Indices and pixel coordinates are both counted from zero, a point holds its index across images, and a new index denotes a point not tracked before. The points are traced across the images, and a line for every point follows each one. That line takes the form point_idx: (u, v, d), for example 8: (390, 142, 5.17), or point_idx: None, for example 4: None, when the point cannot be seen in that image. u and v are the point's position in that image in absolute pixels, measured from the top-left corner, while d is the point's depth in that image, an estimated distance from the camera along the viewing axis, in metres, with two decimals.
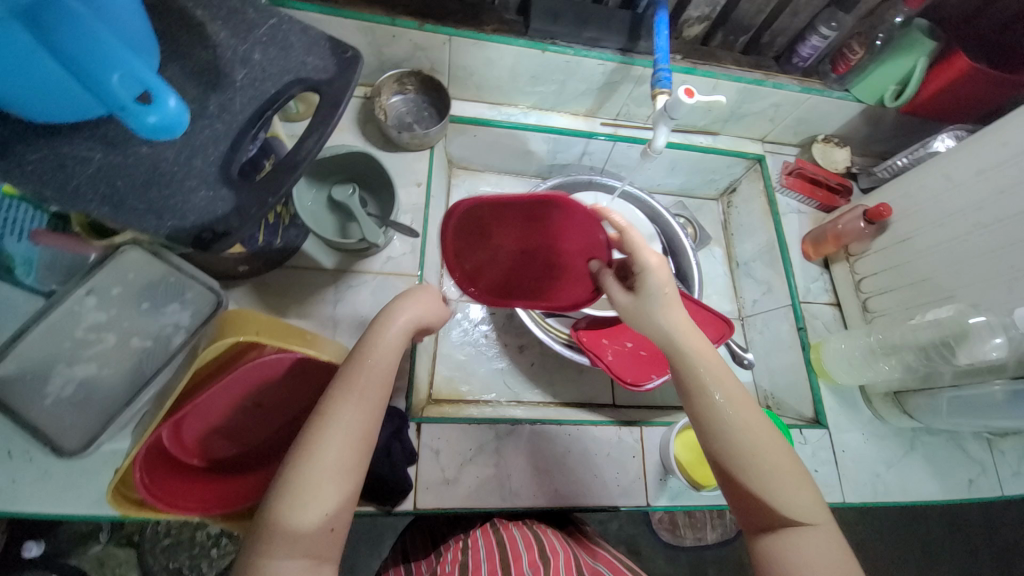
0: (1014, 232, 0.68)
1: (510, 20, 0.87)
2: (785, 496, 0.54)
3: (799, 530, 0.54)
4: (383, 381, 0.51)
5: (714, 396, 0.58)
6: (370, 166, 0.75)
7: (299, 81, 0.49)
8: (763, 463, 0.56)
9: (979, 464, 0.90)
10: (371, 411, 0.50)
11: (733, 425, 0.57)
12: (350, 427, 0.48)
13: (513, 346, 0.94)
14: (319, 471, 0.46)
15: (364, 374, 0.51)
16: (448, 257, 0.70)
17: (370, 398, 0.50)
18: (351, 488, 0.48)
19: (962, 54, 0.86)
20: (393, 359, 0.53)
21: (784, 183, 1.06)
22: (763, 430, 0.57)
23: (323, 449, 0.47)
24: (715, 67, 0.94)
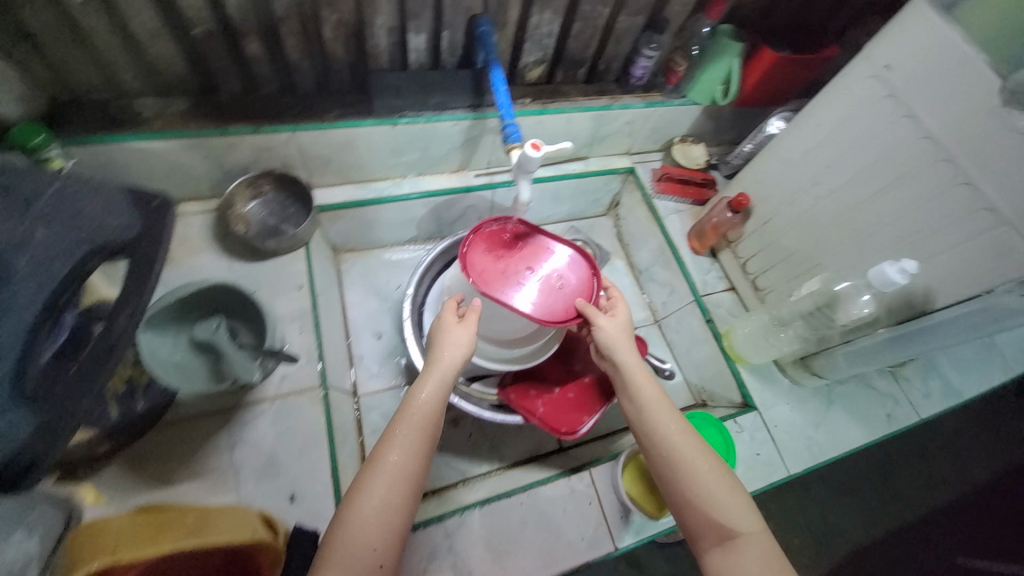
0: (847, 200, 0.76)
1: (353, 100, 0.85)
2: (720, 502, 0.59)
3: (737, 539, 0.57)
4: (427, 427, 0.60)
5: (651, 410, 0.65)
6: (233, 295, 0.68)
7: (99, 250, 0.45)
8: (697, 475, 0.60)
9: (891, 397, 0.99)
10: (413, 454, 0.58)
11: (671, 440, 0.63)
12: (397, 471, 0.56)
13: (447, 422, 0.90)
14: (371, 513, 0.54)
15: (411, 420, 0.60)
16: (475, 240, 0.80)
17: (414, 440, 0.59)
18: (397, 526, 0.55)
19: (767, 48, 0.96)
20: (436, 405, 0.62)
21: (657, 189, 1.13)
22: (697, 444, 0.63)
23: (372, 494, 0.55)
24: (564, 103, 0.98)
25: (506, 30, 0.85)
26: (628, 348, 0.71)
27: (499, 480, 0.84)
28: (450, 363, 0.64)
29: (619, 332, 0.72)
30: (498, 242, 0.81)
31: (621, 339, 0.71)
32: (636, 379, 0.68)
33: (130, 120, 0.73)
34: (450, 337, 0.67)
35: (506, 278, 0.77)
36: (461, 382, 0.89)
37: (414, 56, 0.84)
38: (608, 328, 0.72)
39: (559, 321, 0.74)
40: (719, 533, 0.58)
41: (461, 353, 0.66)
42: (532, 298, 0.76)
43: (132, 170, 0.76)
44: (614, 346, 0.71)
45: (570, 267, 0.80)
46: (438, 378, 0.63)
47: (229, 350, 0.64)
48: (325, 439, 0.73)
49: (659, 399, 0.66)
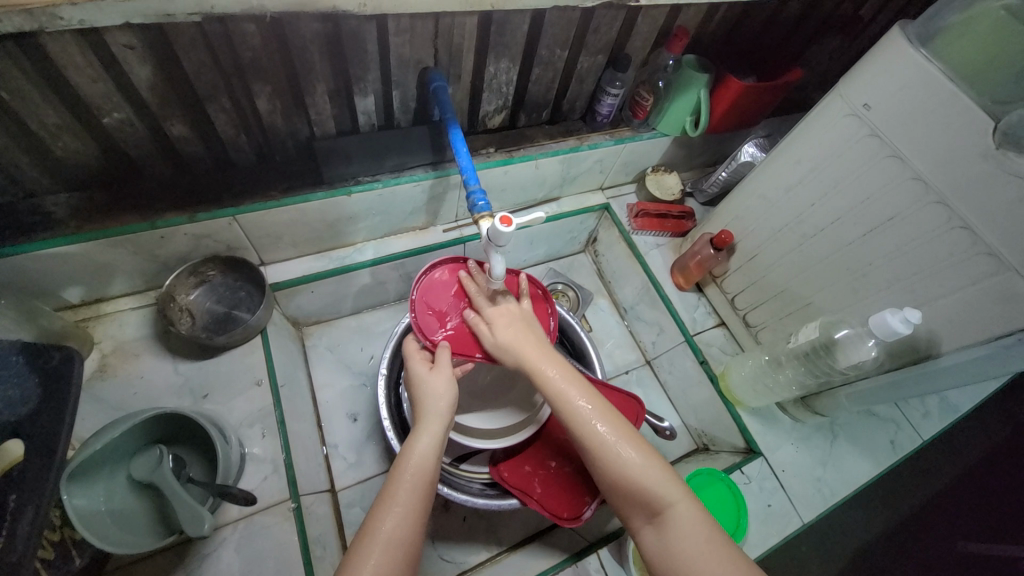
0: (836, 240, 0.73)
1: (301, 170, 0.77)
2: (645, 476, 0.55)
3: (669, 511, 0.53)
4: (423, 491, 0.55)
5: (563, 390, 0.60)
6: (184, 420, 0.60)
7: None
8: (616, 457, 0.55)
9: (893, 422, 0.96)
10: (410, 521, 0.53)
11: (585, 423, 0.57)
12: (391, 536, 0.51)
13: (438, 507, 0.83)
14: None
15: (404, 485, 0.55)
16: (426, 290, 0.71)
17: (412, 507, 0.53)
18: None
19: (733, 77, 0.93)
20: (431, 469, 0.57)
21: (635, 225, 1.08)
22: (609, 417, 0.59)
23: (365, 564, 0.49)
24: (530, 148, 0.93)
25: (462, 80, 0.79)
26: (525, 336, 0.64)
27: (497, 569, 0.77)
28: (439, 414, 0.61)
29: (513, 324, 0.65)
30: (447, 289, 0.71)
31: (516, 329, 0.65)
32: (537, 364, 0.61)
33: (41, 222, 0.64)
34: (433, 392, 0.62)
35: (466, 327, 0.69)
36: (448, 464, 0.81)
37: (364, 118, 0.77)
38: (502, 329, 0.65)
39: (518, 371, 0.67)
40: (650, 509, 0.54)
41: (444, 405, 0.61)
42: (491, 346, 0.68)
43: (48, 276, 0.66)
44: (512, 339, 0.64)
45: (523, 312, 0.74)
46: (432, 438, 0.59)
47: (171, 489, 0.53)
48: (299, 564, 0.63)
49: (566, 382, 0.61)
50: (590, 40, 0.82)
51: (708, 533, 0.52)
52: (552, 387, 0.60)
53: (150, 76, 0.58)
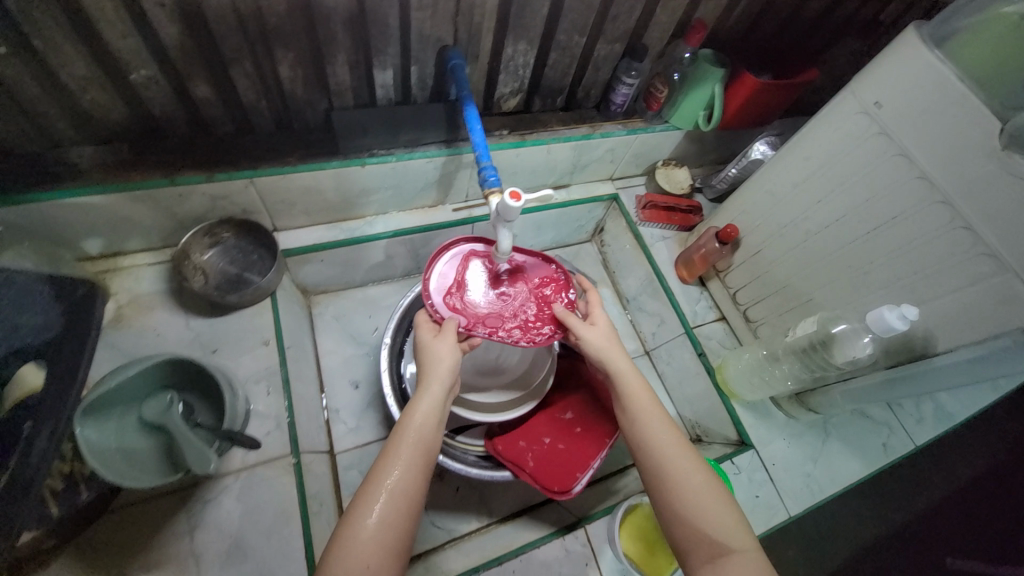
0: (839, 237, 0.74)
1: (317, 140, 0.79)
2: (712, 514, 0.54)
3: (731, 555, 0.52)
4: (424, 448, 0.57)
5: (654, 416, 0.62)
6: (193, 369, 0.63)
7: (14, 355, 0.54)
8: (688, 487, 0.56)
9: (886, 425, 0.96)
10: (412, 475, 0.54)
11: (665, 450, 0.59)
12: (398, 490, 0.53)
13: (432, 476, 0.85)
14: (366, 538, 0.49)
15: (407, 440, 0.56)
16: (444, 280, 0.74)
17: (413, 458, 0.55)
18: (405, 539, 0.52)
19: (748, 74, 0.93)
20: (431, 427, 0.58)
21: (642, 217, 1.09)
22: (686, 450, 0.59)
23: (369, 513, 0.51)
24: (543, 133, 0.94)
25: (480, 60, 0.81)
26: (616, 354, 0.67)
27: (487, 538, 0.79)
28: (443, 374, 0.62)
29: (607, 341, 0.69)
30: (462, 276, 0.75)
31: (610, 348, 0.68)
32: (632, 383, 0.65)
33: (66, 173, 0.66)
34: (434, 351, 0.64)
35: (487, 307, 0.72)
36: (445, 435, 0.83)
37: (382, 91, 0.79)
38: (594, 340, 0.68)
39: (546, 338, 0.70)
40: (711, 548, 0.53)
41: (444, 363, 0.63)
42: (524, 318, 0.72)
43: (70, 226, 0.69)
44: (604, 355, 0.67)
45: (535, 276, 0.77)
46: (430, 396, 0.60)
47: (179, 429, 0.56)
48: (297, 517, 0.66)
49: (653, 410, 0.63)
50: (608, 27, 0.83)
51: None
52: (636, 411, 0.62)
53: (178, 35, 0.60)
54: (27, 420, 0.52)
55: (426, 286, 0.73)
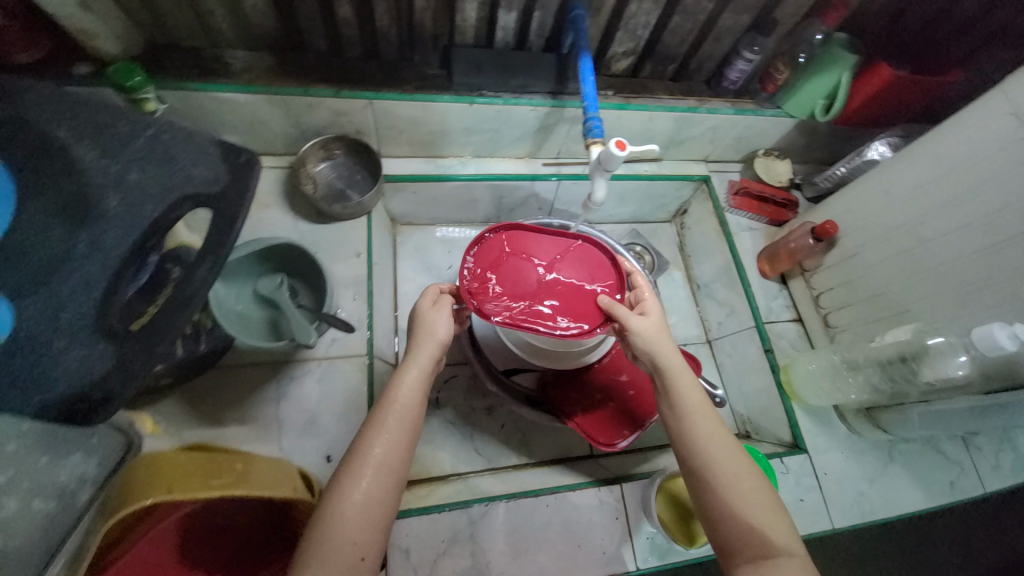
0: (955, 248, 0.69)
1: (434, 74, 0.83)
2: (758, 517, 0.52)
3: (777, 559, 0.50)
4: (411, 418, 0.54)
5: (702, 418, 0.57)
6: (301, 258, 0.71)
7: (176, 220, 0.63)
8: (737, 489, 0.54)
9: (958, 464, 0.90)
10: (398, 445, 0.52)
11: (712, 453, 0.56)
12: (381, 460, 0.50)
13: (481, 409, 0.90)
14: (352, 508, 0.48)
15: (394, 412, 0.53)
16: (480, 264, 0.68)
17: (399, 429, 0.52)
18: (387, 515, 0.49)
19: (884, 63, 0.87)
20: (419, 398, 0.55)
21: (731, 203, 1.06)
22: (735, 449, 0.56)
23: (355, 487, 0.48)
24: (648, 99, 0.93)
25: (601, 15, 0.81)
26: (668, 344, 0.61)
27: (524, 474, 0.83)
28: (432, 352, 0.58)
29: (657, 331, 0.62)
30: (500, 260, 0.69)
31: (661, 338, 0.61)
32: (682, 379, 0.59)
33: (221, 70, 0.74)
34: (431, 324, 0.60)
35: (524, 295, 0.66)
36: (500, 372, 0.87)
37: (502, 33, 0.81)
38: (643, 330, 0.61)
39: (589, 333, 0.63)
40: (755, 549, 0.51)
41: (440, 337, 0.59)
42: (564, 308, 0.65)
43: (216, 119, 0.77)
44: (655, 341, 0.61)
45: (582, 261, 0.70)
46: (420, 368, 0.56)
47: (287, 306, 0.63)
48: (365, 410, 0.73)
49: (704, 408, 0.58)
50: None
51: None
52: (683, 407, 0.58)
53: None
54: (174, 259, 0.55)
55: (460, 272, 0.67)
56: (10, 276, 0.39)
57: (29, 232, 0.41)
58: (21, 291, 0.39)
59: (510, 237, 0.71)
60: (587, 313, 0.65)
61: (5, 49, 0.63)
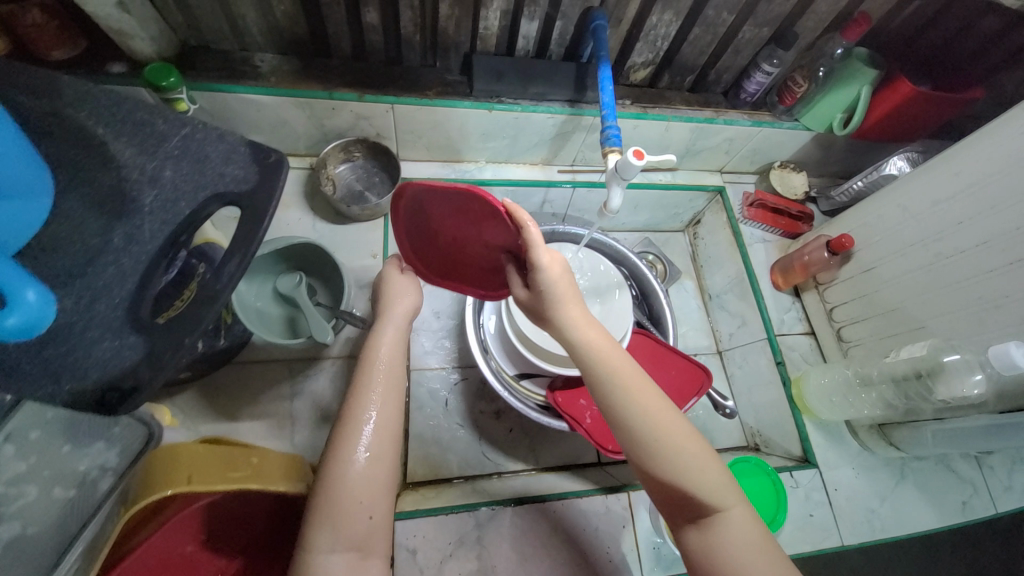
0: (974, 265, 0.69)
1: (454, 81, 0.85)
2: (701, 481, 0.51)
3: (716, 516, 0.51)
4: (395, 379, 0.57)
5: (627, 395, 0.54)
6: (319, 257, 0.73)
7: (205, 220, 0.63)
8: (674, 457, 0.52)
9: (970, 484, 0.89)
10: (390, 402, 0.55)
11: (643, 427, 0.53)
12: (379, 418, 0.54)
13: (490, 413, 0.91)
14: (358, 469, 0.50)
15: (377, 375, 0.56)
16: (406, 228, 0.60)
17: (388, 391, 0.56)
18: (391, 466, 0.53)
19: (905, 80, 0.86)
20: (399, 361, 0.59)
21: (746, 214, 1.06)
22: (666, 416, 0.54)
23: (360, 449, 0.51)
24: (665, 109, 0.93)
25: (621, 26, 0.82)
26: (578, 318, 0.57)
27: (530, 479, 0.83)
28: (403, 316, 0.62)
29: (567, 292, 0.56)
30: (419, 223, 0.58)
31: (570, 305, 0.57)
32: (598, 357, 0.56)
33: (249, 72, 0.76)
34: (401, 294, 0.65)
35: (441, 252, 0.62)
36: (511, 376, 0.88)
37: (523, 42, 0.82)
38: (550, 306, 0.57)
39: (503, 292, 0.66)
40: (697, 512, 0.52)
41: (410, 307, 0.64)
42: (479, 271, 0.63)
43: (242, 119, 0.79)
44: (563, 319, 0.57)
45: (489, 223, 0.52)
46: (395, 335, 0.60)
47: (306, 306, 0.64)
48: None
49: (627, 377, 0.55)
50: (761, 9, 0.81)
51: (756, 540, 0.51)
52: (603, 382, 0.55)
53: None
54: (203, 258, 0.56)
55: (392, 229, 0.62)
56: (50, 266, 0.41)
57: (67, 224, 0.43)
58: (58, 282, 0.41)
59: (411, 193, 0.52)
60: (501, 273, 0.62)
61: (42, 46, 0.66)
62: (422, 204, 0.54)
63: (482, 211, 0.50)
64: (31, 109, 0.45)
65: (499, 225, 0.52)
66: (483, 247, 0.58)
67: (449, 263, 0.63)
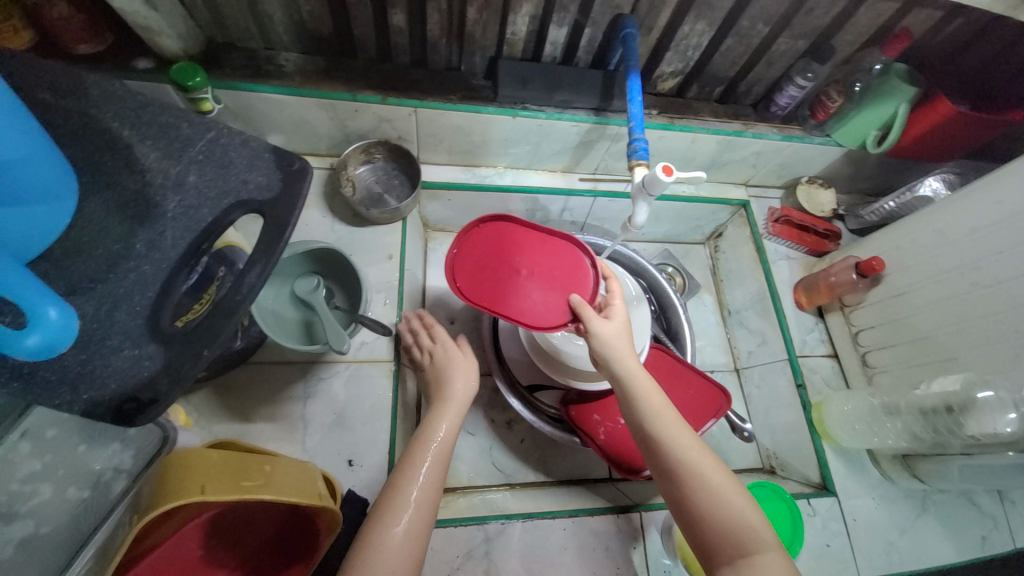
0: (1013, 297, 0.66)
1: (478, 85, 0.84)
2: (739, 512, 0.51)
3: (752, 558, 0.48)
4: (443, 462, 0.58)
5: (668, 423, 0.57)
6: (336, 261, 0.72)
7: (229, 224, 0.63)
8: (713, 487, 0.53)
9: (990, 518, 0.86)
10: (435, 482, 0.56)
11: (684, 454, 0.55)
12: (420, 496, 0.54)
13: (501, 423, 0.90)
14: (391, 543, 0.50)
15: (431, 450, 0.58)
16: (468, 256, 0.68)
17: (435, 469, 0.57)
18: (424, 544, 0.52)
19: (945, 98, 0.83)
20: (451, 442, 0.61)
21: (771, 230, 1.03)
22: (703, 448, 0.56)
23: (396, 521, 0.52)
24: (693, 120, 0.91)
25: (652, 34, 0.80)
26: (626, 350, 0.61)
27: (541, 493, 0.82)
28: (462, 400, 0.66)
29: (619, 337, 0.62)
30: (487, 252, 0.68)
31: (621, 343, 0.61)
32: (642, 385, 0.59)
33: (273, 71, 0.76)
34: (462, 371, 0.69)
35: (495, 280, 0.66)
36: (523, 388, 0.87)
37: (550, 48, 0.81)
38: (604, 335, 0.61)
39: (557, 327, 0.62)
40: (733, 547, 0.50)
41: (471, 386, 0.68)
42: (530, 304, 0.64)
43: (265, 118, 0.79)
44: (613, 347, 0.61)
45: (563, 255, 0.69)
46: (454, 415, 0.64)
47: (323, 312, 0.64)
48: (388, 417, 0.72)
49: (667, 410, 0.58)
50: (797, 21, 0.78)
51: None
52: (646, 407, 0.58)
53: None
54: (226, 260, 0.56)
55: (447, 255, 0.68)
56: (72, 271, 0.41)
57: (90, 228, 0.42)
58: (78, 287, 0.40)
59: (498, 226, 0.71)
60: (555, 308, 0.64)
61: (70, 40, 0.66)
62: (501, 238, 0.70)
63: (558, 245, 0.70)
64: (58, 110, 0.45)
65: (569, 258, 0.68)
66: (542, 278, 0.66)
67: (497, 289, 0.66)
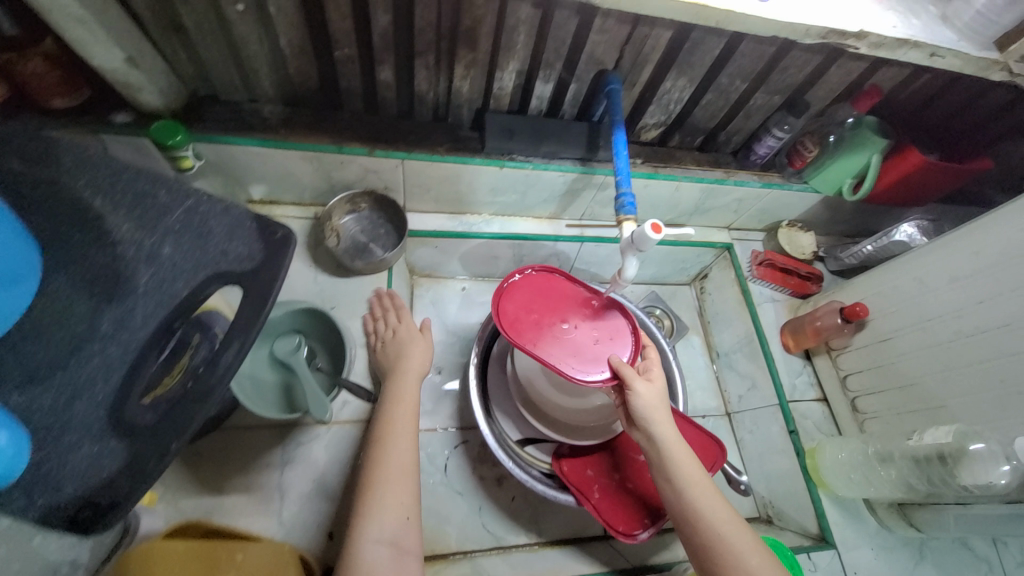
0: (997, 347, 0.67)
1: (465, 136, 0.84)
2: None
3: None
4: (409, 421, 0.65)
5: (705, 493, 0.59)
6: (319, 320, 0.70)
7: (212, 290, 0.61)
8: (749, 565, 0.55)
9: (988, 563, 0.84)
10: (409, 439, 0.63)
11: (719, 527, 0.57)
12: (399, 458, 0.60)
13: (491, 479, 0.86)
14: (386, 506, 0.56)
15: (399, 417, 0.65)
16: (515, 299, 0.70)
17: (407, 431, 0.63)
18: (410, 498, 0.59)
19: (914, 149, 0.86)
20: (414, 403, 0.67)
21: (755, 273, 1.04)
22: (737, 523, 0.58)
23: (380, 487, 0.58)
24: (676, 169, 0.93)
25: (635, 89, 0.82)
26: (665, 416, 0.63)
27: (533, 556, 0.78)
28: (415, 368, 0.71)
29: (658, 400, 0.64)
30: (534, 298, 0.70)
31: (659, 407, 0.63)
32: (681, 454, 0.61)
33: (257, 124, 0.75)
34: (408, 346, 0.74)
35: (540, 326, 0.67)
36: (514, 442, 0.82)
37: (536, 102, 0.82)
38: (646, 397, 0.63)
39: (593, 380, 0.63)
40: None
41: (421, 356, 0.74)
42: (570, 354, 0.65)
43: (248, 170, 0.77)
44: (652, 411, 0.63)
45: (609, 316, 0.70)
46: (410, 380, 0.70)
47: (303, 376, 0.61)
48: None
49: (703, 481, 0.60)
50: (774, 79, 0.81)
51: None
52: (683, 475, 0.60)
53: (386, 26, 0.66)
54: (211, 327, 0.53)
55: (498, 290, 0.70)
56: (29, 358, 0.38)
57: (53, 308, 0.40)
58: (36, 376, 0.37)
59: (547, 276, 0.73)
60: (596, 361, 0.65)
61: (44, 95, 0.64)
62: (549, 288, 0.72)
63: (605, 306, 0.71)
64: (23, 179, 0.42)
65: (616, 320, 0.70)
66: (585, 335, 0.67)
67: (540, 334, 0.67)
